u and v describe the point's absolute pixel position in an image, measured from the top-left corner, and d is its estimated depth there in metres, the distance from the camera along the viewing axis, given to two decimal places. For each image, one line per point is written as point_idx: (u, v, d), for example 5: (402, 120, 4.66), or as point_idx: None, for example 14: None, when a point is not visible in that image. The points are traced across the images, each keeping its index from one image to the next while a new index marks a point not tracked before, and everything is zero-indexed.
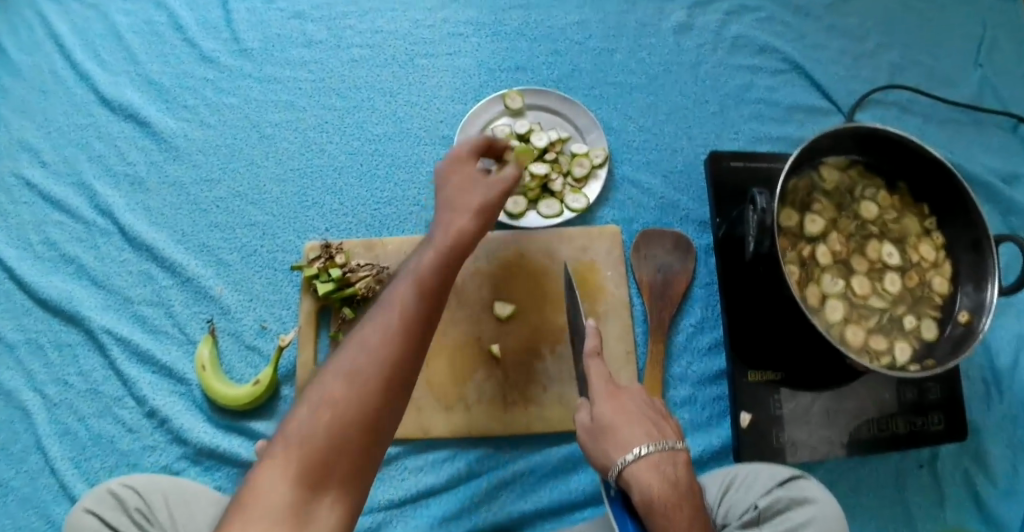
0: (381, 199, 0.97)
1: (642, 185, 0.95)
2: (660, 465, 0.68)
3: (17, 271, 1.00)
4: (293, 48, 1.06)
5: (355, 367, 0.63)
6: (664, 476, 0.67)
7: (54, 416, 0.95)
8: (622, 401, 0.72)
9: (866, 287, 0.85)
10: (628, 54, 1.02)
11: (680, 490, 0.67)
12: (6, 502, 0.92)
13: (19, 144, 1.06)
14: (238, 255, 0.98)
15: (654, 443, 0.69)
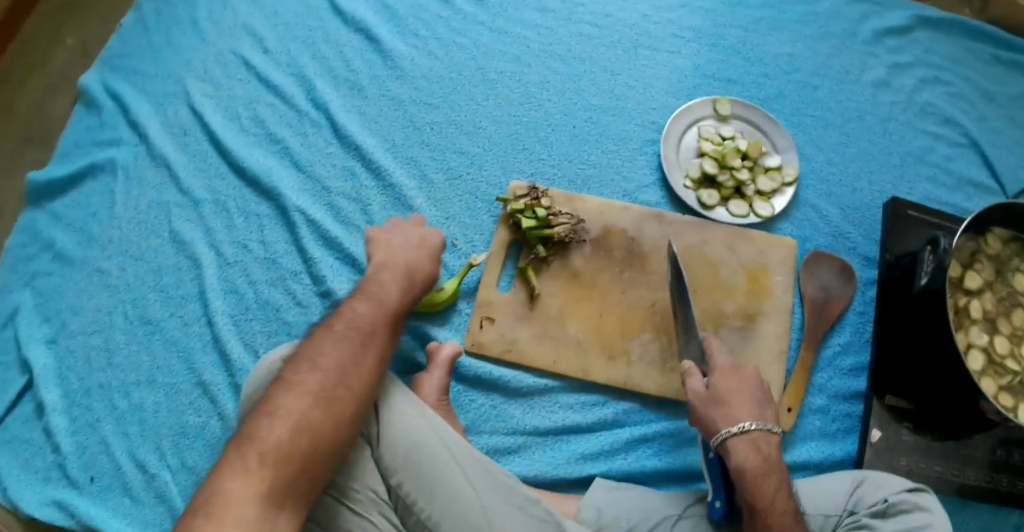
0: (588, 161, 1.06)
1: (821, 212, 1.04)
2: (758, 442, 0.79)
3: (220, 135, 1.12)
4: (526, 10, 1.16)
5: (351, 344, 0.78)
6: (759, 451, 0.79)
7: (223, 273, 1.06)
8: (731, 382, 0.83)
9: (1006, 346, 0.95)
10: (829, 93, 1.12)
11: (768, 465, 0.78)
12: (152, 341, 1.02)
13: (243, 27, 1.20)
14: (443, 176, 1.08)
15: (754, 423, 0.80)
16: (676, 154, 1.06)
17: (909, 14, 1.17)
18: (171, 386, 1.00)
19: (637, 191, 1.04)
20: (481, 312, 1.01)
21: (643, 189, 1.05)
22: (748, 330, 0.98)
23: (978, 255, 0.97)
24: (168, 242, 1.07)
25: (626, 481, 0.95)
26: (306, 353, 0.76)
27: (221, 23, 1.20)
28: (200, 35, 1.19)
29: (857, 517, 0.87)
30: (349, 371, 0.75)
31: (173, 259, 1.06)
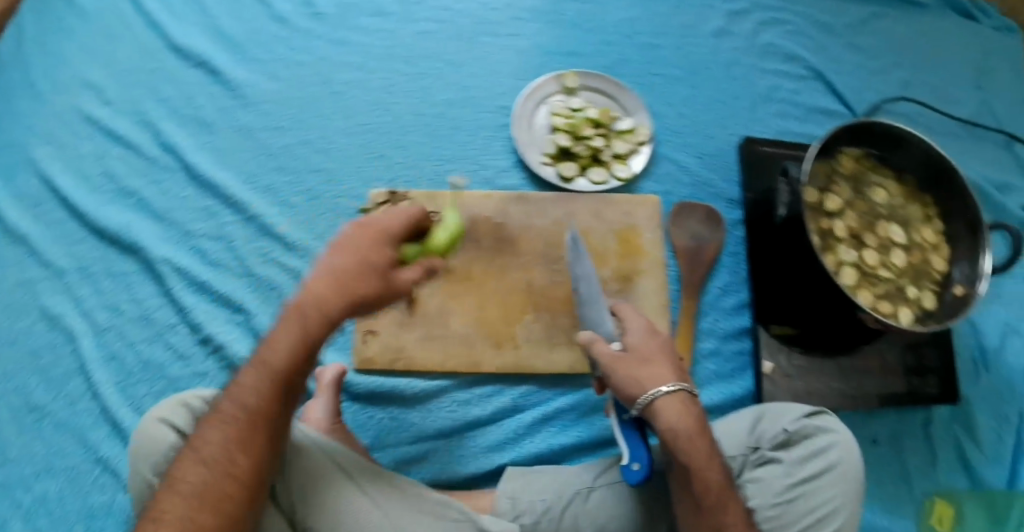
0: (444, 156, 1.03)
1: (680, 164, 1.03)
2: (686, 403, 0.77)
3: (70, 197, 1.06)
4: (363, 17, 1.12)
5: (239, 430, 0.70)
6: (688, 413, 0.77)
7: (100, 341, 1.00)
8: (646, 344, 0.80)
9: (876, 259, 0.96)
10: (672, 49, 1.10)
11: (699, 424, 0.77)
12: (42, 427, 0.95)
13: (80, 81, 1.13)
14: (302, 198, 1.04)
15: (680, 384, 0.78)
16: (529, 134, 1.03)
17: None
18: (70, 470, 0.93)
19: (497, 177, 1.02)
20: (361, 327, 0.98)
21: (502, 174, 1.02)
22: (627, 292, 0.96)
23: (834, 176, 0.98)
24: (39, 320, 1.00)
25: (537, 464, 0.93)
26: (197, 440, 0.70)
27: (57, 80, 1.13)
28: (36, 96, 1.12)
29: (761, 451, 0.86)
30: (233, 458, 0.69)
31: (47, 336, 1.00)
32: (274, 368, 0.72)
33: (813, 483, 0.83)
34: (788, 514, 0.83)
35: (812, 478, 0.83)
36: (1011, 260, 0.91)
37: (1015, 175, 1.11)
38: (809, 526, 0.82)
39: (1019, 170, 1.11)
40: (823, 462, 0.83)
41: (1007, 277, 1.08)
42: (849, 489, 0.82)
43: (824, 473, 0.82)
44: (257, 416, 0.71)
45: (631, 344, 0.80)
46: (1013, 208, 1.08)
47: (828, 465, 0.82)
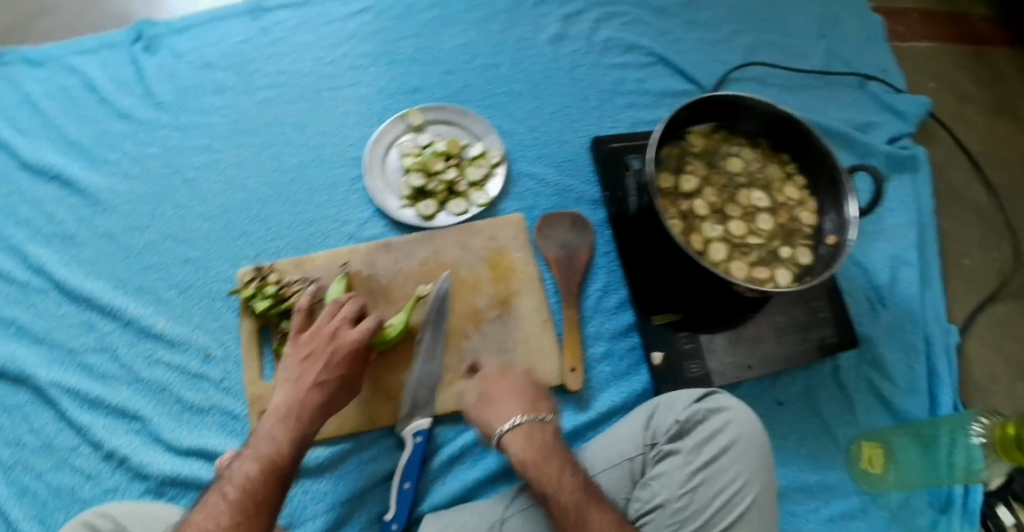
0: (304, 220, 1.02)
1: (538, 177, 1.01)
2: (531, 432, 0.83)
3: None
4: (206, 96, 1.09)
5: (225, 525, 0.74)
6: (532, 442, 0.82)
7: (11, 478, 0.96)
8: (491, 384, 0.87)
9: (742, 229, 0.96)
10: (512, 66, 1.07)
11: (547, 450, 0.81)
12: None
13: None
14: (175, 291, 1.03)
15: (526, 416, 0.84)
16: (384, 180, 1.01)
17: None
18: None
19: (359, 229, 1.00)
20: (256, 409, 0.96)
21: (364, 225, 1.01)
22: (506, 315, 0.95)
23: (686, 158, 0.97)
24: None
25: (456, 504, 0.93)
26: None
27: None
28: None
29: (658, 447, 0.83)
30: None
31: None
32: (279, 465, 0.80)
33: (715, 465, 0.80)
34: (697, 502, 0.79)
35: (713, 460, 0.80)
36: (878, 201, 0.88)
37: (870, 112, 1.14)
38: (720, 510, 0.79)
39: (873, 106, 1.14)
40: (720, 442, 0.80)
41: (883, 211, 1.09)
42: (752, 462, 0.80)
43: (722, 453, 0.80)
44: (251, 512, 0.76)
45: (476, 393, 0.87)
46: (873, 144, 1.10)
47: (727, 442, 0.80)
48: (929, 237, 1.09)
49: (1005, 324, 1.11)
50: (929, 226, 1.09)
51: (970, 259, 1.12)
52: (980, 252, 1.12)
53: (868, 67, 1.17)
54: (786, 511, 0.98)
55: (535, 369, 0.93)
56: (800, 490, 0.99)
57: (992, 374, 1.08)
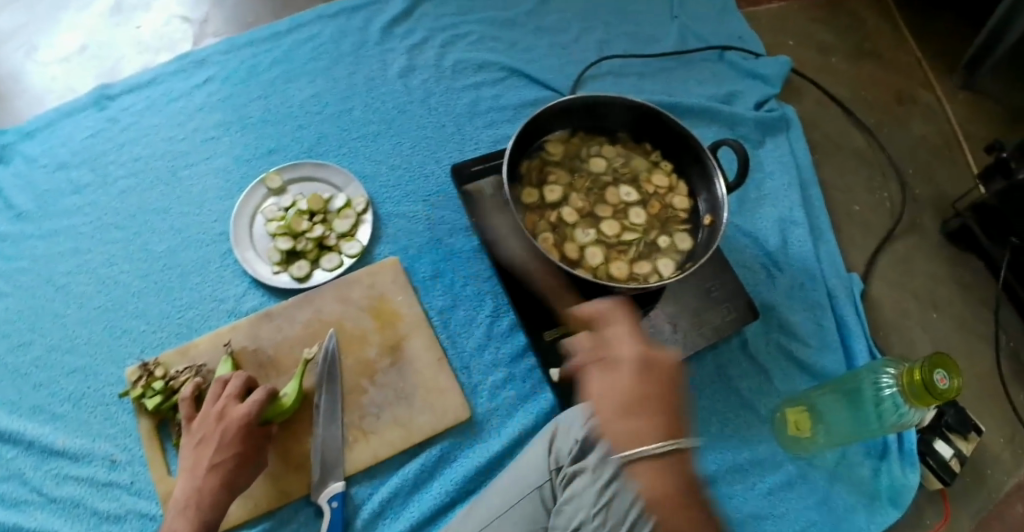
0: (181, 305, 1.00)
1: (407, 215, 1.01)
2: (660, 471, 0.70)
3: None
4: (64, 199, 1.08)
5: None
6: (659, 480, 0.70)
7: None
8: (611, 388, 0.73)
9: (616, 228, 0.93)
10: (365, 107, 1.08)
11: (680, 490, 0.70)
12: None
13: None
14: (68, 403, 0.99)
15: (661, 442, 0.70)
16: (254, 249, 0.99)
17: None
18: None
19: (237, 304, 0.99)
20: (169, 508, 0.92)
21: (242, 298, 0.99)
22: (399, 361, 0.93)
23: (546, 168, 0.95)
24: None
25: None
26: None
27: None
28: None
29: (563, 470, 0.77)
30: None
31: None
32: None
33: (622, 477, 0.74)
34: (610, 521, 0.73)
35: (620, 472, 0.74)
36: (742, 171, 0.87)
37: (732, 80, 1.15)
38: (634, 525, 0.72)
39: (737, 74, 1.15)
40: None
41: (760, 176, 1.09)
42: None
43: (628, 463, 0.74)
44: None
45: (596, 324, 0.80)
46: (739, 112, 1.11)
47: None
48: (813, 190, 1.09)
49: (907, 260, 1.10)
50: (812, 179, 1.10)
51: (860, 204, 1.12)
52: (867, 195, 1.13)
53: (722, 37, 1.18)
54: (723, 494, 0.93)
55: (435, 409, 0.91)
56: (732, 470, 0.94)
57: (903, 310, 1.07)
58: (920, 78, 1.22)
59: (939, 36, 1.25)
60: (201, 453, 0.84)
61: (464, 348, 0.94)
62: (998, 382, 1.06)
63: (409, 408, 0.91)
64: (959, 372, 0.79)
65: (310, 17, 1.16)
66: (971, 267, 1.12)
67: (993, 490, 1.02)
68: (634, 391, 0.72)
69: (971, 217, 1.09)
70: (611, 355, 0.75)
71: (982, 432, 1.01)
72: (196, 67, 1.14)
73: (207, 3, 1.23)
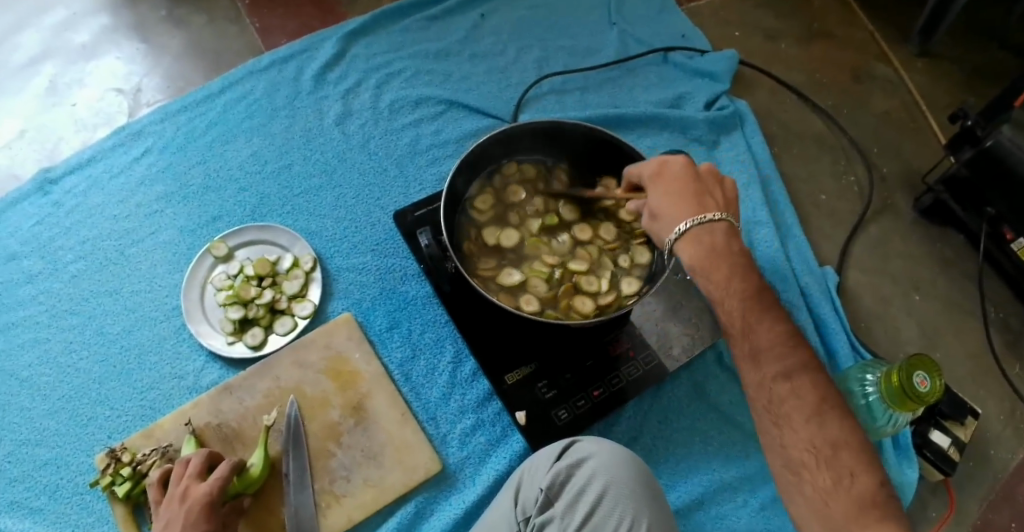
0: (142, 388, 0.97)
1: (358, 268, 1.01)
2: (699, 239, 0.71)
3: None
4: (18, 288, 1.03)
5: None
6: (705, 245, 0.71)
7: None
8: (666, 188, 0.74)
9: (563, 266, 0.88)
10: (304, 161, 1.08)
11: (718, 255, 0.70)
12: None
13: None
14: (45, 495, 0.92)
15: (694, 220, 0.71)
16: (208, 321, 0.97)
17: (336, 39, 1.15)
18: None
19: (197, 379, 0.97)
20: None
21: (202, 372, 0.97)
22: (363, 420, 0.91)
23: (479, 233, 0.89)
24: None
25: None
26: None
27: None
28: None
29: (531, 522, 0.72)
30: None
31: None
32: None
33: (593, 522, 0.70)
34: None
35: (589, 518, 0.70)
36: None
37: (677, 82, 1.14)
38: None
39: (681, 75, 1.14)
40: (591, 495, 0.71)
41: None
42: (634, 504, 0.71)
43: (596, 508, 0.70)
44: None
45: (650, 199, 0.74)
46: (688, 114, 1.09)
47: (599, 493, 0.71)
48: (774, 185, 1.06)
49: (882, 244, 1.06)
50: (773, 173, 1.07)
51: (826, 193, 1.09)
52: (832, 182, 1.10)
53: (662, 40, 1.17)
54: (713, 516, 0.88)
55: (403, 465, 0.89)
56: (721, 490, 0.89)
57: (883, 297, 1.03)
58: (874, 51, 1.20)
59: (878, 10, 1.23)
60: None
61: (429, 398, 0.93)
62: (991, 359, 1.00)
63: (380, 467, 0.89)
64: (939, 374, 0.78)
65: (241, 74, 1.14)
66: (949, 242, 1.07)
67: (1000, 471, 0.96)
68: (688, 186, 0.73)
69: (943, 191, 1.04)
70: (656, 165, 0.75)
71: (979, 415, 0.95)
72: (134, 139, 1.11)
73: (140, 71, 1.23)
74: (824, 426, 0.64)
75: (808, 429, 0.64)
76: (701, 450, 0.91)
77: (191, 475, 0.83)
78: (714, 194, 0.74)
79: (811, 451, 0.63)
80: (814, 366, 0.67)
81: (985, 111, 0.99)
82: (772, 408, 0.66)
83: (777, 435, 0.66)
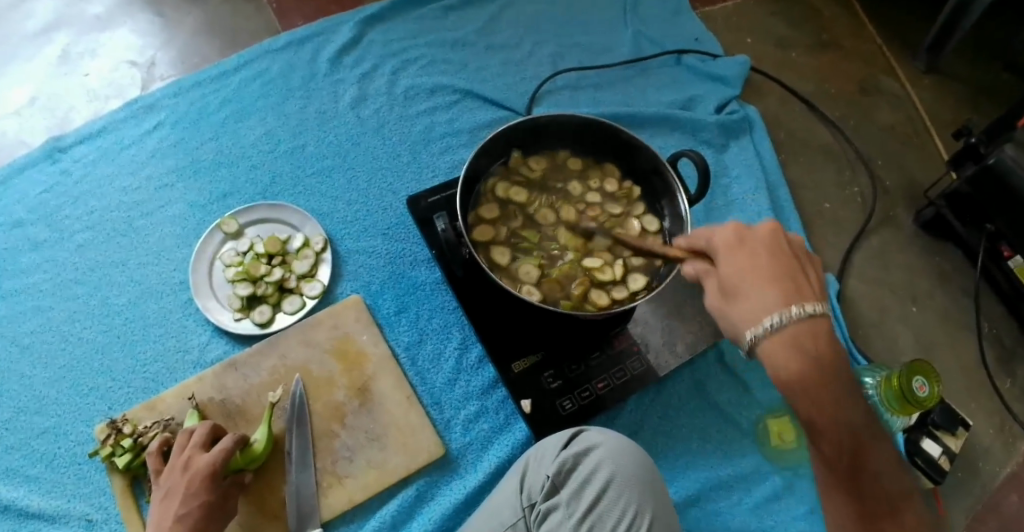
0: (145, 360, 0.97)
1: (368, 251, 1.01)
2: (799, 339, 0.62)
3: None
4: (22, 256, 1.02)
5: None
6: (805, 350, 0.62)
7: None
8: (746, 263, 0.65)
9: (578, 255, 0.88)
10: (317, 143, 1.08)
11: (820, 365, 0.62)
12: None
13: None
14: (42, 464, 0.91)
15: (790, 313, 0.62)
16: (215, 296, 0.97)
17: (353, 23, 1.15)
18: None
19: (202, 354, 0.96)
20: None
21: (207, 347, 0.97)
22: (368, 403, 0.91)
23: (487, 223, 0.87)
24: None
25: None
26: None
27: None
28: None
29: (536, 507, 0.73)
30: None
31: None
32: None
33: (596, 511, 0.71)
34: None
35: (593, 506, 0.71)
36: (704, 185, 0.82)
37: (690, 84, 1.15)
38: None
39: (694, 78, 1.16)
40: (596, 485, 0.72)
41: (725, 179, 1.07)
42: (638, 496, 0.72)
43: (601, 497, 0.72)
44: None
45: (723, 272, 0.66)
46: (700, 117, 1.10)
47: (604, 483, 0.72)
48: (781, 191, 1.08)
49: (883, 255, 1.09)
50: (780, 179, 1.09)
51: (830, 202, 1.11)
52: (836, 191, 1.12)
53: (676, 42, 1.19)
54: (709, 513, 0.89)
55: (406, 449, 0.89)
56: (718, 487, 0.90)
57: (881, 307, 1.05)
58: (882, 66, 1.22)
59: (886, 25, 1.26)
60: (165, 508, 0.78)
61: (434, 383, 0.94)
62: (983, 373, 1.03)
63: (383, 449, 0.89)
64: (938, 380, 0.81)
65: (257, 52, 1.14)
66: (946, 256, 1.09)
67: (986, 482, 0.98)
68: (774, 267, 0.64)
69: (944, 205, 1.06)
70: (739, 230, 0.66)
71: (969, 426, 0.97)
72: (146, 112, 1.11)
73: (155, 45, 1.23)
74: None
75: None
76: (699, 447, 0.93)
77: (195, 446, 0.83)
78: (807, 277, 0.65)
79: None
80: (912, 493, 0.63)
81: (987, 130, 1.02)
82: (870, 530, 0.62)
83: None
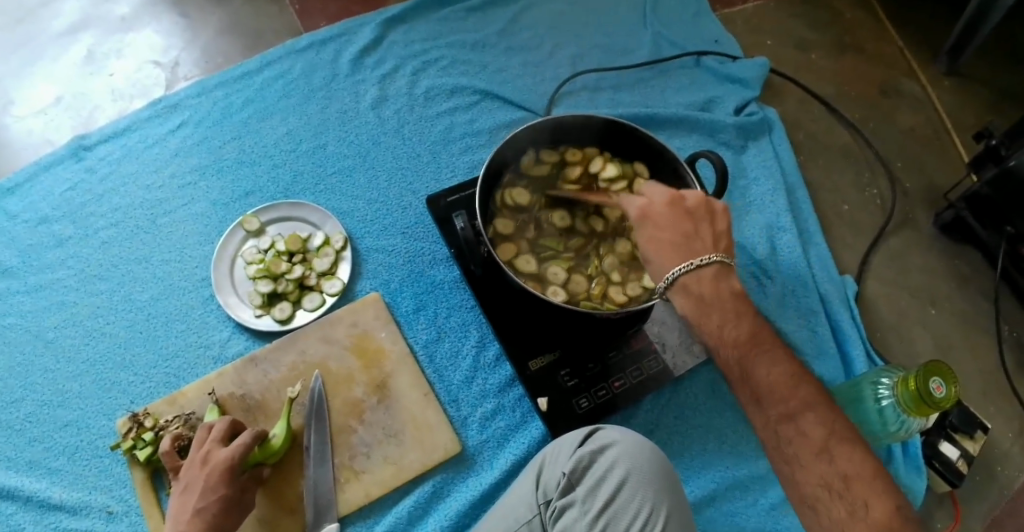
0: (167, 355, 0.98)
1: (388, 250, 1.02)
2: (689, 287, 0.70)
3: None
4: (47, 252, 1.05)
5: None
6: (694, 294, 0.70)
7: None
8: (655, 226, 0.72)
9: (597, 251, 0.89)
10: (339, 142, 1.10)
11: (713, 308, 0.69)
12: None
13: None
14: (64, 456, 0.93)
15: (682, 266, 0.70)
16: (236, 293, 0.99)
17: (375, 25, 1.17)
18: None
19: (223, 349, 0.98)
20: None
21: (228, 343, 0.98)
22: (386, 399, 0.92)
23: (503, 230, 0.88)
24: None
25: None
26: None
27: None
28: None
29: (552, 504, 0.74)
30: None
31: None
32: None
33: (612, 509, 0.72)
34: None
35: (609, 504, 0.72)
36: (722, 180, 0.83)
37: (708, 86, 1.16)
38: None
39: (712, 80, 1.16)
40: (613, 484, 0.73)
41: (743, 180, 1.07)
42: (654, 496, 0.72)
43: (617, 495, 0.72)
44: None
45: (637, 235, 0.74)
46: (717, 118, 1.10)
47: (620, 481, 0.73)
48: (799, 193, 1.08)
49: (901, 257, 1.08)
50: (798, 180, 1.09)
51: (849, 204, 1.11)
52: (855, 193, 1.12)
53: (695, 44, 1.19)
54: (724, 513, 0.89)
55: (424, 445, 0.90)
56: (733, 487, 0.90)
57: (899, 310, 1.05)
58: (903, 68, 1.22)
59: (908, 27, 1.25)
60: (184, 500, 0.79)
61: (452, 381, 0.95)
62: (1004, 377, 1.02)
63: (400, 446, 0.90)
64: (956, 382, 0.78)
65: (279, 53, 1.16)
66: (967, 259, 1.09)
67: (1005, 487, 0.96)
68: (679, 227, 0.71)
69: (964, 208, 1.05)
70: (640, 204, 0.74)
71: (988, 430, 0.96)
72: (170, 111, 1.13)
73: (178, 46, 1.25)
74: (834, 461, 0.61)
75: (819, 469, 0.62)
76: (715, 448, 0.93)
77: (213, 439, 0.84)
78: (704, 229, 0.72)
79: (825, 486, 0.61)
80: (819, 403, 0.64)
81: (1008, 132, 1.00)
82: (781, 447, 0.64)
83: (791, 476, 0.64)
